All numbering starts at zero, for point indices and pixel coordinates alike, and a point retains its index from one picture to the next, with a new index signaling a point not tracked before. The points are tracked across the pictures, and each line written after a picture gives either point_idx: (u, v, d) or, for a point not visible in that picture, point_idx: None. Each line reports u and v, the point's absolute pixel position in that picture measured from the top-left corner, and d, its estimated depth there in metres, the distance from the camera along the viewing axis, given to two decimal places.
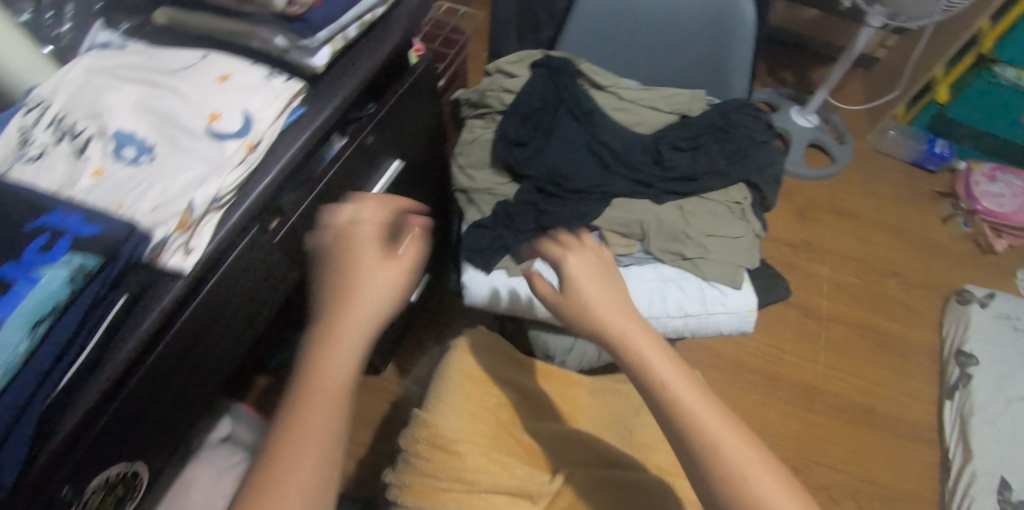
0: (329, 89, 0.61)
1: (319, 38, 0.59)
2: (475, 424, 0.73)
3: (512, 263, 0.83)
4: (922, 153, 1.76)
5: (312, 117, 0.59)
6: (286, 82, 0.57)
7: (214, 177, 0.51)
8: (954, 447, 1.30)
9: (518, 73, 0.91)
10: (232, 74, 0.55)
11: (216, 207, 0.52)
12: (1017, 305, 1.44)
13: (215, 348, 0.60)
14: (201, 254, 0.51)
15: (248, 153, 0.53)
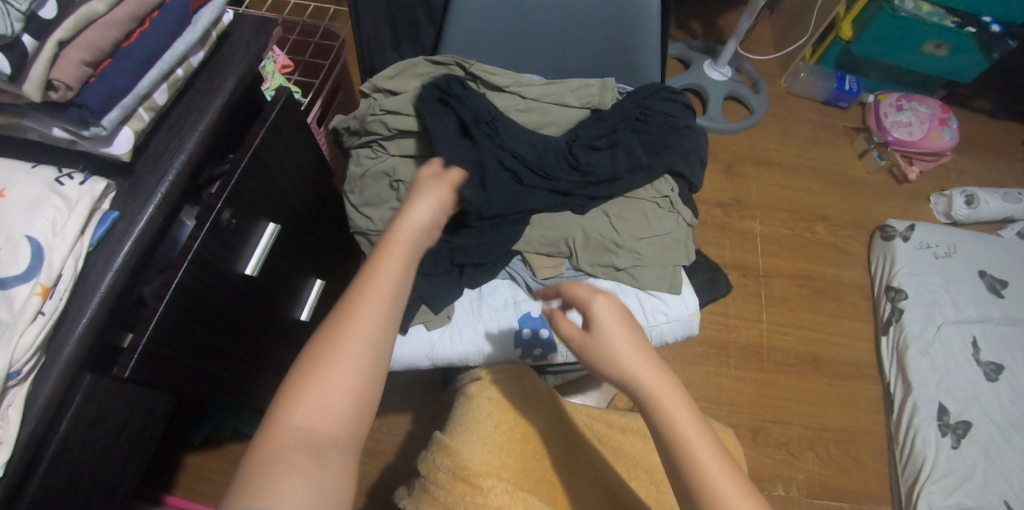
0: (143, 180, 0.53)
1: (111, 121, 0.50)
2: (503, 456, 0.70)
3: (430, 314, 0.79)
4: (833, 91, 1.77)
5: (131, 221, 0.51)
6: (81, 184, 0.48)
7: (1, 349, 0.42)
8: (894, 380, 1.36)
9: (402, 89, 0.82)
10: (7, 191, 0.47)
11: (16, 381, 0.44)
12: (934, 233, 1.50)
13: (93, 487, 0.56)
14: (12, 442, 0.44)
15: (44, 300, 0.45)
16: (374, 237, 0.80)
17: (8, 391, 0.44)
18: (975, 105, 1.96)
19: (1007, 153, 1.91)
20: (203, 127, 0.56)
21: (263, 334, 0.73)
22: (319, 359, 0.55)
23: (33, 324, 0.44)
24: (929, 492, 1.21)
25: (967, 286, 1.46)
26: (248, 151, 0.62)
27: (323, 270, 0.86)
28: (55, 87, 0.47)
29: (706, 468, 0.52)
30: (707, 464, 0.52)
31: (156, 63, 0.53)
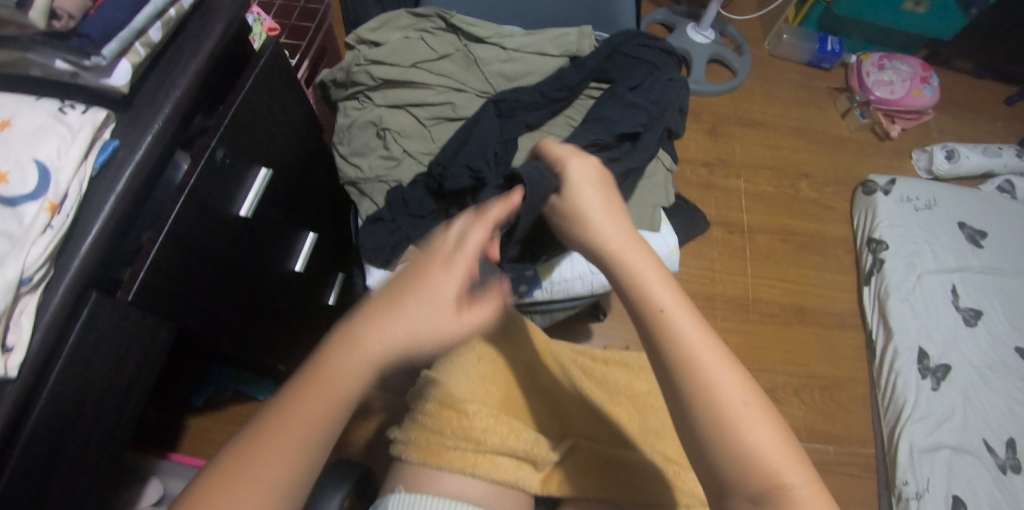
0: (141, 111, 0.55)
1: (109, 53, 0.51)
2: (488, 386, 0.74)
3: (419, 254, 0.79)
4: (816, 52, 1.79)
5: (130, 148, 0.53)
6: (83, 112, 0.51)
7: (13, 257, 0.45)
8: (876, 328, 1.40)
9: (384, 41, 0.85)
10: (12, 120, 0.49)
11: (28, 288, 0.46)
12: (915, 186, 1.54)
13: (94, 419, 0.56)
14: (26, 348, 0.46)
15: (52, 216, 0.47)
16: (363, 184, 0.82)
17: (21, 299, 0.46)
18: (957, 65, 1.96)
19: (987, 112, 1.92)
20: (195, 68, 0.57)
21: (257, 281, 0.73)
22: (222, 492, 0.51)
23: (43, 235, 0.47)
24: (910, 431, 1.26)
25: (946, 237, 1.49)
26: (238, 96, 0.63)
27: (315, 223, 0.87)
28: (57, 17, 0.48)
29: (680, 326, 0.58)
30: (681, 322, 0.58)
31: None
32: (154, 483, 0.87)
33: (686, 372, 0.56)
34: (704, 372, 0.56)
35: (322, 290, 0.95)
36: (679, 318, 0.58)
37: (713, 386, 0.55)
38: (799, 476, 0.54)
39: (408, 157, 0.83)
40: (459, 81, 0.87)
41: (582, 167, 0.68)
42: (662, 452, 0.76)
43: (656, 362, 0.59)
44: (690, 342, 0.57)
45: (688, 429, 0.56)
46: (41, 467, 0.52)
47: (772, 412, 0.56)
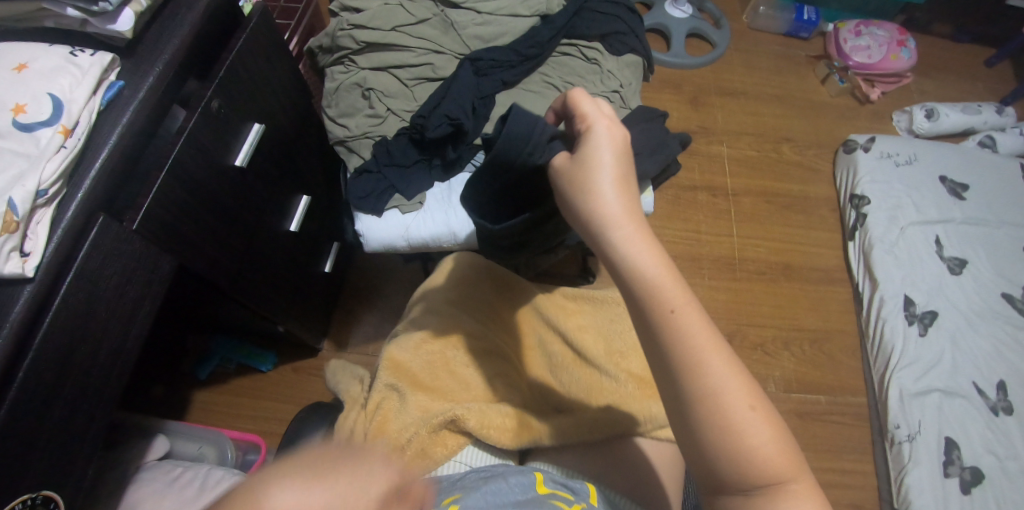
0: (143, 57, 0.62)
1: (113, 0, 0.58)
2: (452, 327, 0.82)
3: (403, 200, 0.85)
4: (793, 23, 1.80)
5: (133, 87, 0.60)
6: (92, 56, 0.59)
7: (31, 172, 0.53)
8: (861, 279, 1.43)
9: (364, 7, 0.91)
10: (30, 62, 0.57)
11: (44, 201, 0.54)
12: (895, 143, 1.56)
13: (99, 345, 0.60)
14: (42, 255, 0.53)
15: (65, 138, 0.55)
16: (350, 142, 0.88)
17: (38, 211, 0.54)
18: (935, 29, 1.92)
19: (968, 73, 1.88)
20: (192, 21, 0.65)
21: (252, 234, 0.81)
22: None
23: (57, 155, 0.54)
24: (899, 377, 1.27)
25: (929, 190, 1.50)
26: (232, 51, 0.70)
27: (310, 188, 0.97)
28: None
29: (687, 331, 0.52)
30: (687, 325, 0.52)
31: None
32: (160, 439, 0.93)
33: (686, 378, 0.51)
34: (708, 379, 0.51)
35: (317, 259, 1.04)
36: (681, 310, 0.52)
37: (710, 395, 0.51)
38: (793, 476, 0.50)
39: (392, 115, 0.89)
40: (438, 43, 0.92)
41: (609, 130, 0.57)
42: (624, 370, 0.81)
43: (653, 363, 0.53)
44: (697, 353, 0.51)
45: (686, 432, 0.52)
46: (47, 386, 0.56)
47: (776, 415, 0.52)
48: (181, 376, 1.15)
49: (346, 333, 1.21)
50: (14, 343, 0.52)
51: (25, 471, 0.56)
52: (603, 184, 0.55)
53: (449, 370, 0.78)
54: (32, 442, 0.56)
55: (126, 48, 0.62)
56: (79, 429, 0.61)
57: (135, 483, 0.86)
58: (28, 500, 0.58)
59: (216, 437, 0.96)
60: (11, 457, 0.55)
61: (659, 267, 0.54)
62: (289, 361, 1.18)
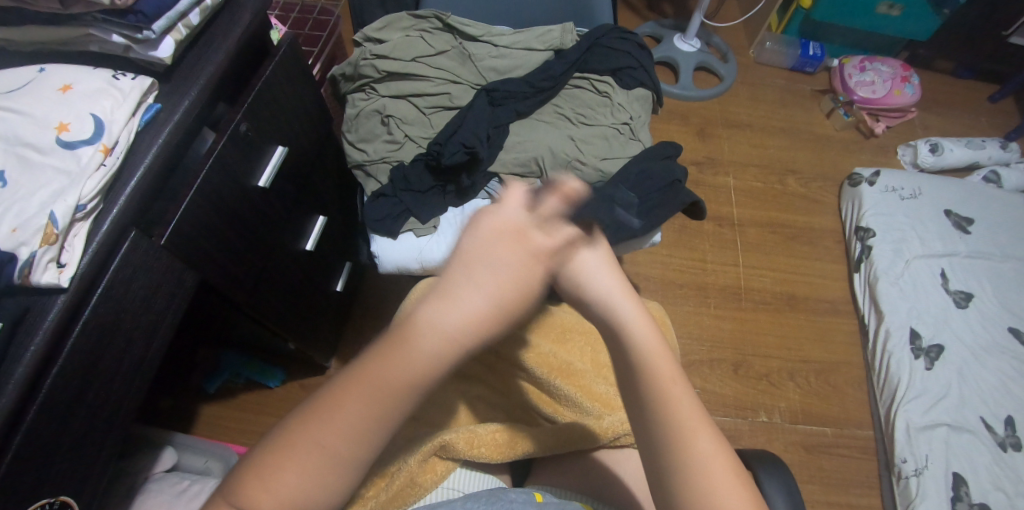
0: (180, 82, 0.66)
1: (157, 29, 0.61)
2: None
3: (418, 224, 0.87)
4: (798, 58, 1.83)
5: (169, 110, 0.64)
6: (133, 80, 0.62)
7: (72, 187, 0.55)
8: (867, 311, 1.43)
9: (386, 38, 0.95)
10: (75, 84, 0.60)
11: (82, 215, 0.56)
12: (900, 177, 1.58)
13: (122, 354, 0.63)
14: (77, 267, 0.55)
15: (106, 156, 0.58)
16: (368, 166, 0.91)
17: (76, 225, 0.56)
18: (936, 66, 1.95)
19: (970, 109, 1.90)
20: (227, 48, 0.69)
21: (269, 252, 0.85)
22: (255, 483, 0.49)
23: (97, 172, 0.57)
24: (906, 410, 1.26)
25: (933, 222, 1.51)
26: (260, 80, 0.75)
27: (325, 209, 1.01)
28: None
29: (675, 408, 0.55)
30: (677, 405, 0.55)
31: None
32: (169, 450, 0.94)
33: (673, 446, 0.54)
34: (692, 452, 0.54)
35: (328, 278, 1.06)
36: (700, 435, 0.54)
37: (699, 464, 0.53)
38: None
39: (409, 141, 0.92)
40: (454, 74, 0.95)
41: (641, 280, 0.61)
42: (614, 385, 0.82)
43: (643, 434, 0.56)
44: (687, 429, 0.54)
45: None
46: (73, 393, 0.58)
47: None
48: (190, 391, 1.17)
49: (354, 353, 1.22)
50: (46, 351, 0.53)
51: (45, 477, 0.58)
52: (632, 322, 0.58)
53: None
54: (54, 448, 0.58)
55: (164, 72, 0.66)
56: (99, 436, 0.63)
57: (143, 492, 0.87)
58: (45, 505, 0.60)
59: (223, 453, 0.97)
60: (36, 462, 0.57)
61: (684, 395, 0.56)
62: (296, 379, 1.20)
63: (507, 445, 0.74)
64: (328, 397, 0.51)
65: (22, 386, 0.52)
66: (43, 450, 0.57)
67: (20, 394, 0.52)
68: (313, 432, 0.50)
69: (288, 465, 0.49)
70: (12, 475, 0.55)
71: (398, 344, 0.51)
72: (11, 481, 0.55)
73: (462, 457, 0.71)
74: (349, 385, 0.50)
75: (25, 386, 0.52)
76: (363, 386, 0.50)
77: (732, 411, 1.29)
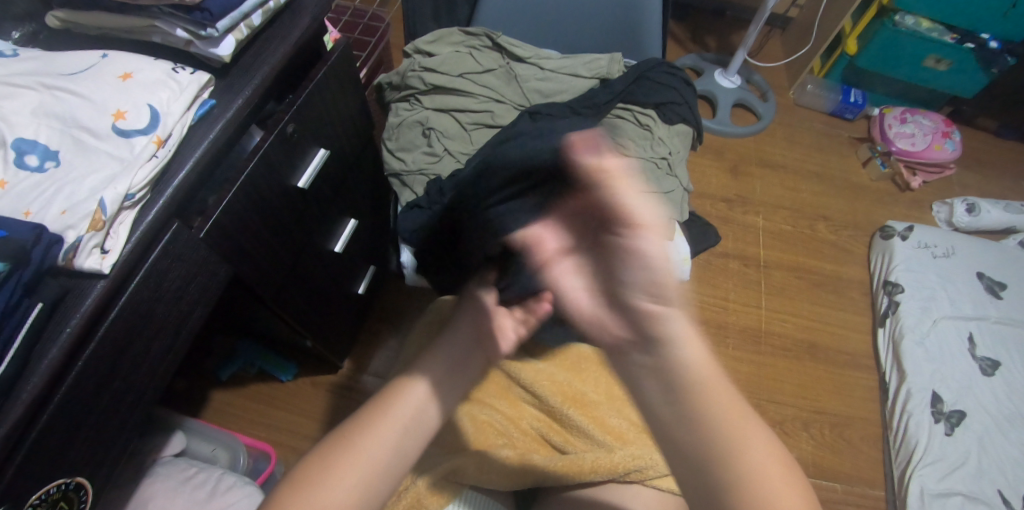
0: (236, 80, 0.67)
1: (221, 28, 0.63)
2: None
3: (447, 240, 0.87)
4: (839, 103, 1.81)
5: (222, 106, 0.65)
6: (191, 74, 0.63)
7: (124, 175, 0.56)
8: (889, 369, 1.40)
9: (436, 52, 0.98)
10: (135, 72, 0.62)
11: (130, 204, 0.57)
12: (934, 234, 1.54)
13: (152, 342, 0.64)
14: (119, 254, 0.56)
15: (158, 148, 0.59)
16: (404, 176, 0.92)
17: (122, 213, 0.57)
18: (980, 124, 1.90)
19: (1012, 171, 1.84)
20: (284, 49, 0.70)
21: (299, 250, 0.86)
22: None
23: (149, 162, 0.58)
24: (921, 475, 1.22)
25: (965, 285, 1.47)
26: (311, 83, 0.76)
27: (357, 212, 1.01)
28: None
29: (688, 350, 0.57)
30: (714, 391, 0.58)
31: None
32: (179, 435, 0.95)
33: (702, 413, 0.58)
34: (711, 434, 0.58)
35: (351, 279, 1.06)
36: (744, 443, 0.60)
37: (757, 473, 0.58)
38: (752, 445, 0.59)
39: (448, 154, 0.92)
40: (499, 93, 0.97)
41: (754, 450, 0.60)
42: (627, 418, 0.80)
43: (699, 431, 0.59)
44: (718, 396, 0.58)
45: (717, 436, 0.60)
46: (101, 377, 0.59)
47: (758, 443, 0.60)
48: (204, 376, 1.18)
49: (367, 355, 1.22)
50: (80, 335, 0.54)
51: (66, 456, 0.59)
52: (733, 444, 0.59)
53: (440, 417, 0.78)
54: (77, 428, 0.59)
55: (220, 69, 0.67)
56: (120, 419, 0.64)
57: (149, 475, 0.88)
58: (61, 485, 0.60)
59: (230, 441, 0.98)
60: (56, 443, 0.57)
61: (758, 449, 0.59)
62: (308, 375, 1.20)
63: (517, 472, 0.74)
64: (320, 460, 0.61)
65: (55, 367, 0.52)
66: (65, 432, 0.57)
67: (51, 375, 0.52)
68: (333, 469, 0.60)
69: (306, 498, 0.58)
70: (38, 449, 0.55)
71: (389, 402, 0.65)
72: (31, 458, 0.55)
73: (470, 482, 0.73)
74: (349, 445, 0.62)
75: (57, 367, 0.52)
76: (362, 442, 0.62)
77: None
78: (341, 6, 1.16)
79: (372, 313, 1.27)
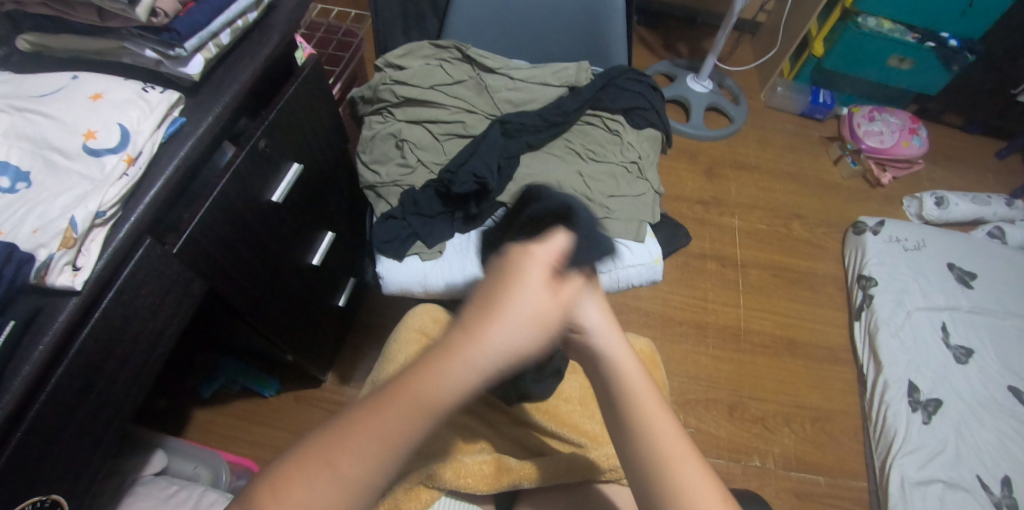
0: (207, 97, 0.68)
1: (189, 48, 0.64)
2: (417, 366, 0.83)
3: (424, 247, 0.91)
4: (808, 104, 1.85)
5: (193, 123, 0.66)
6: (162, 93, 0.65)
7: (95, 194, 0.57)
8: (866, 362, 1.42)
9: (406, 65, 1.00)
10: (105, 93, 0.63)
11: (101, 221, 0.58)
12: (905, 228, 1.57)
13: (127, 357, 0.64)
14: (91, 270, 0.57)
15: (128, 166, 0.60)
16: (380, 188, 0.95)
17: (93, 231, 0.58)
18: (946, 119, 1.94)
19: (979, 164, 1.88)
20: (254, 66, 0.71)
21: (277, 262, 0.87)
22: (270, 497, 0.50)
23: (119, 181, 0.59)
24: (901, 464, 1.24)
25: (936, 276, 1.50)
26: (281, 100, 0.77)
27: (334, 225, 1.02)
28: (157, 14, 0.61)
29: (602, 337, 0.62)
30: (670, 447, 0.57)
31: (225, 10, 0.67)
32: (159, 454, 0.94)
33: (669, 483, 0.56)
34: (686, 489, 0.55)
35: (331, 291, 1.08)
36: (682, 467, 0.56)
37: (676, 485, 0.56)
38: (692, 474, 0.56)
39: (421, 165, 0.96)
40: (470, 104, 1.00)
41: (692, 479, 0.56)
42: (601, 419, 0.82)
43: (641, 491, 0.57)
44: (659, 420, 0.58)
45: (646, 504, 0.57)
46: (76, 392, 0.60)
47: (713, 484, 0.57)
48: (187, 394, 1.17)
49: (351, 369, 1.23)
50: (53, 352, 0.54)
51: (41, 473, 0.59)
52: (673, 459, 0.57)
53: None
54: (52, 445, 0.59)
55: (191, 87, 0.68)
56: (96, 436, 0.64)
57: (130, 495, 0.87)
58: (37, 502, 0.60)
59: (213, 459, 0.99)
60: (30, 461, 0.57)
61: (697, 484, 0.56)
62: (292, 389, 1.20)
63: (494, 476, 0.74)
64: (313, 442, 0.51)
65: (28, 384, 0.53)
66: (38, 449, 0.58)
67: (25, 391, 0.53)
68: (333, 449, 0.51)
69: (304, 483, 0.50)
70: (13, 466, 0.56)
71: (409, 387, 0.52)
72: (6, 476, 0.55)
73: (447, 486, 0.73)
74: (348, 428, 0.51)
75: (30, 384, 0.53)
76: (360, 435, 0.51)
77: (726, 453, 1.29)
78: (315, 23, 1.18)
79: (356, 326, 1.28)
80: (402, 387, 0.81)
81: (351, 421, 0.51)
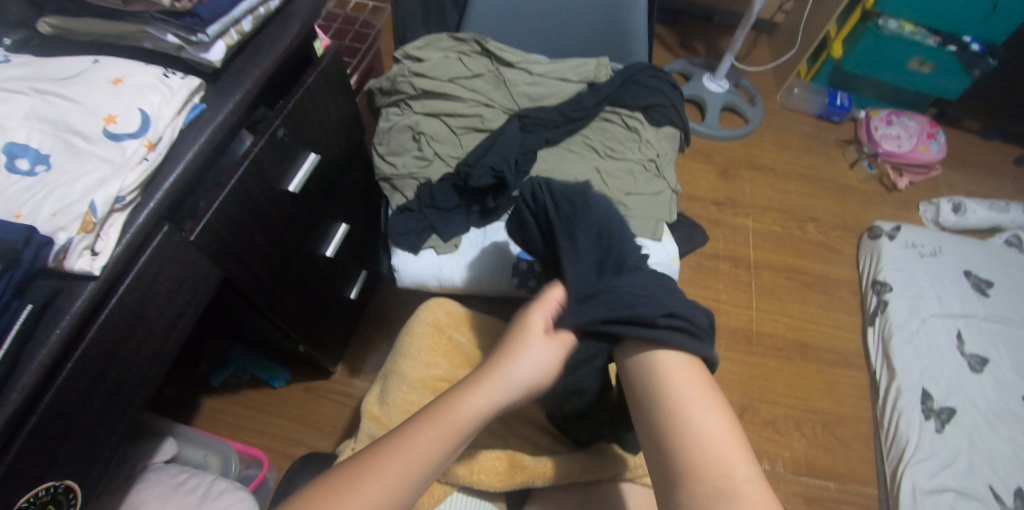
0: (228, 84, 0.68)
1: (212, 33, 0.63)
2: (433, 360, 0.82)
3: (440, 241, 0.91)
4: (825, 106, 1.82)
5: (213, 110, 0.66)
6: (183, 79, 0.64)
7: (115, 178, 0.57)
8: (879, 368, 1.40)
9: (424, 58, 0.99)
10: (126, 77, 0.62)
11: (121, 206, 0.58)
12: (921, 234, 1.55)
13: (142, 344, 0.64)
14: (110, 255, 0.57)
15: (148, 151, 0.60)
16: (396, 180, 0.95)
17: (113, 215, 0.58)
18: (965, 125, 1.91)
19: (997, 171, 1.86)
20: (275, 55, 0.71)
21: (292, 252, 0.86)
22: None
23: (139, 165, 0.59)
24: (913, 472, 1.23)
25: (953, 283, 1.48)
26: (300, 89, 0.77)
27: (348, 216, 1.02)
28: None
29: (658, 354, 0.62)
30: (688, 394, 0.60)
31: None
32: (169, 442, 0.95)
33: (687, 433, 0.58)
34: (693, 429, 0.58)
35: (344, 283, 1.07)
36: (688, 415, 0.59)
37: (697, 439, 0.57)
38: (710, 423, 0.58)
39: (438, 158, 0.96)
40: (488, 98, 1.00)
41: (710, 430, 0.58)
42: None
43: (653, 452, 0.60)
44: (680, 379, 0.61)
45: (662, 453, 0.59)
46: (92, 378, 0.59)
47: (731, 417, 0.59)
48: (198, 382, 1.18)
49: (361, 361, 1.23)
50: (70, 336, 0.54)
51: (56, 456, 0.59)
52: (689, 415, 0.58)
53: None
54: (66, 430, 0.59)
55: (211, 74, 0.68)
56: (110, 422, 0.64)
57: (140, 482, 0.87)
58: (51, 487, 0.60)
59: (222, 447, 0.99)
60: (44, 447, 0.57)
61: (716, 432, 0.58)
62: (302, 380, 1.20)
63: (507, 473, 0.76)
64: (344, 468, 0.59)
65: (46, 368, 0.53)
66: (52, 435, 0.57)
67: (42, 374, 0.53)
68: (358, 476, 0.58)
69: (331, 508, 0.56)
70: (28, 451, 0.56)
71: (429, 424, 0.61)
72: (20, 461, 0.55)
73: (460, 482, 0.76)
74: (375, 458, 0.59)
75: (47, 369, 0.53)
76: (381, 465, 0.58)
77: None
78: (332, 14, 1.17)
79: (366, 319, 1.28)
80: (416, 381, 0.80)
81: (379, 452, 0.59)
